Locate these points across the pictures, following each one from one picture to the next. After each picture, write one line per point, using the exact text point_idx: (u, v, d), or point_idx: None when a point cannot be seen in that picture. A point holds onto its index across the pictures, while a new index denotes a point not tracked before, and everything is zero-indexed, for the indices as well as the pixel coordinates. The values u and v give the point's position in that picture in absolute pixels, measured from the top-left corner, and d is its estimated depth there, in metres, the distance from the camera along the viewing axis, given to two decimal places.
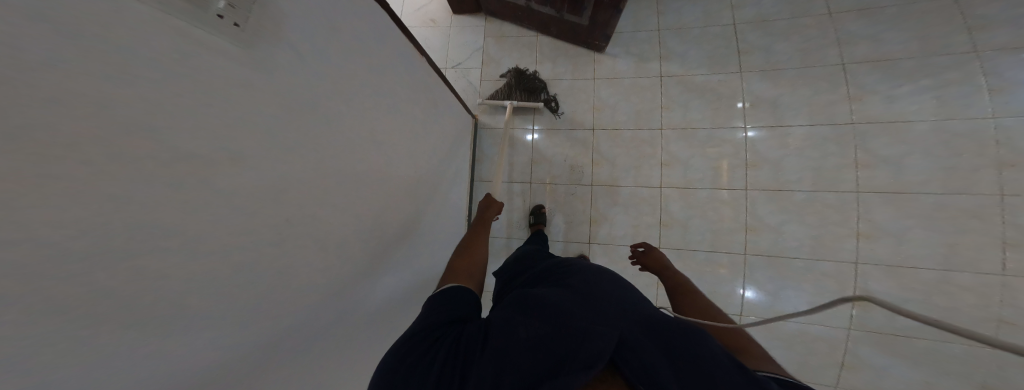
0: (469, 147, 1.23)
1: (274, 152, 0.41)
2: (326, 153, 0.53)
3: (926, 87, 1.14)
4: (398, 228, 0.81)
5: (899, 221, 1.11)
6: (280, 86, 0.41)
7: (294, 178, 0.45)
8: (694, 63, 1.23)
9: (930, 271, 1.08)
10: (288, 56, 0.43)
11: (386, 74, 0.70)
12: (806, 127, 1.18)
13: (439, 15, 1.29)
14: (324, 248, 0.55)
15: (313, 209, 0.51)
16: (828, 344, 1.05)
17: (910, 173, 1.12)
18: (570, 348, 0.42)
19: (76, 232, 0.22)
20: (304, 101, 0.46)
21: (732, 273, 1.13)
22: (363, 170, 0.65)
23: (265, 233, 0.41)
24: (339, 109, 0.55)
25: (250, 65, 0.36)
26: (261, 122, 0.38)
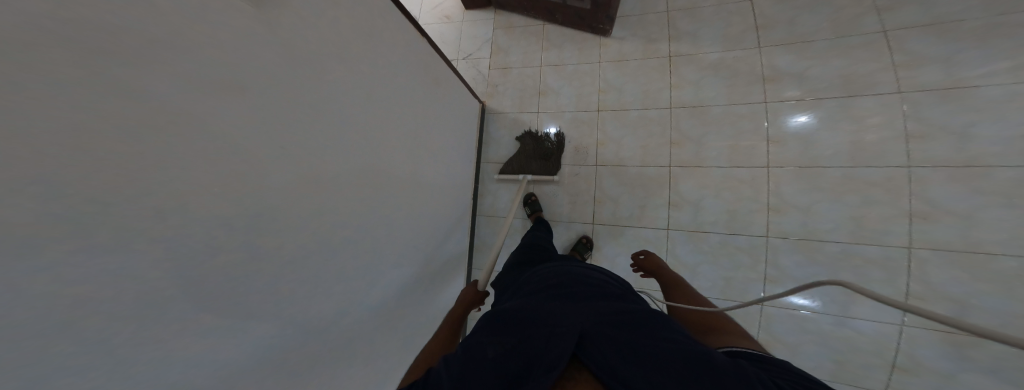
0: (477, 130, 1.27)
1: (277, 98, 0.46)
2: (332, 110, 0.58)
3: (994, 49, 0.99)
4: (404, 197, 0.85)
5: (970, 200, 0.93)
6: (284, 43, 0.47)
7: (296, 120, 0.50)
8: (706, 41, 1.20)
9: (1017, 261, 0.88)
10: (295, 19, 0.49)
11: (398, 52, 0.78)
12: (838, 99, 1.07)
13: (454, 12, 1.39)
14: (334, 198, 0.60)
15: (322, 153, 0.56)
16: (874, 343, 0.89)
17: (980, 144, 0.95)
18: (538, 352, 0.48)
19: (125, 128, 0.29)
20: (308, 56, 0.52)
21: (752, 257, 1.04)
22: (374, 136, 0.72)
23: (269, 165, 0.46)
24: (348, 70, 0.61)
25: (263, 24, 0.43)
26: (265, 71, 0.44)
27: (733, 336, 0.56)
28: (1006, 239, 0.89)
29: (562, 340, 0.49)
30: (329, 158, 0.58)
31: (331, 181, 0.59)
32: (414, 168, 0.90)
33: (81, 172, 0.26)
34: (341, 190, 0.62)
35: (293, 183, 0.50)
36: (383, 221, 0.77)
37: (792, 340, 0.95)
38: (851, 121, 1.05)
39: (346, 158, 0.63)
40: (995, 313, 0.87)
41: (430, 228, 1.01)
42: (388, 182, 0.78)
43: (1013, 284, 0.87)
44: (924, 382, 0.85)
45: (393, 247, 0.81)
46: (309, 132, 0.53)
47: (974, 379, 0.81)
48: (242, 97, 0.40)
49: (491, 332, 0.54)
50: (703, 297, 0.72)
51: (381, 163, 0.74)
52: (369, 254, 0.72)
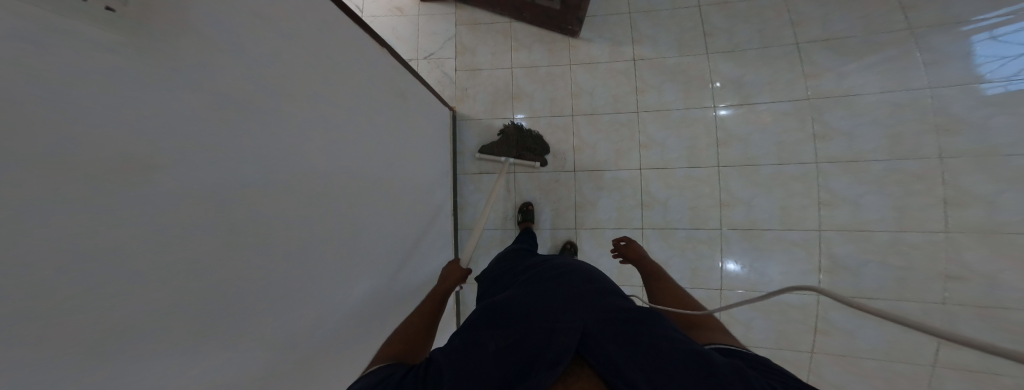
0: (450, 140, 1.19)
1: (207, 165, 0.32)
2: (285, 150, 0.45)
3: (869, 64, 1.23)
4: (378, 232, 0.74)
5: (855, 188, 1.18)
6: (207, 84, 0.33)
7: (236, 184, 0.36)
8: (664, 47, 1.21)
9: (884, 233, 1.16)
10: (215, 44, 0.34)
11: (354, 64, 0.63)
12: (768, 104, 1.21)
13: (405, 3, 1.21)
14: (290, 266, 0.47)
15: (273, 218, 0.43)
16: (801, 311, 1.11)
17: (862, 142, 1.19)
18: (542, 346, 0.49)
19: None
20: (241, 91, 0.37)
21: (710, 247, 1.18)
22: (339, 171, 0.59)
23: (198, 261, 0.32)
24: (292, 95, 0.47)
25: (181, 68, 0.30)
26: (180, 130, 0.30)
27: (716, 333, 0.62)
28: (878, 217, 1.16)
29: (563, 334, 0.50)
30: (286, 217, 0.46)
31: (284, 245, 0.46)
32: (389, 196, 0.79)
33: None
34: (299, 252, 0.49)
35: (234, 271, 0.37)
36: (358, 263, 0.66)
37: (745, 317, 1.15)
38: (779, 123, 1.21)
39: (307, 209, 0.50)
40: (873, 276, 1.14)
41: (411, 257, 0.91)
42: (359, 223, 0.66)
43: (885, 252, 1.15)
44: (834, 337, 1.09)
45: (371, 292, 0.70)
46: (256, 191, 0.40)
47: (865, 328, 1.07)
48: (152, 178, 0.27)
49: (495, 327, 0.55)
50: (684, 291, 0.76)
51: (346, 205, 0.62)
52: (350, 307, 0.62)
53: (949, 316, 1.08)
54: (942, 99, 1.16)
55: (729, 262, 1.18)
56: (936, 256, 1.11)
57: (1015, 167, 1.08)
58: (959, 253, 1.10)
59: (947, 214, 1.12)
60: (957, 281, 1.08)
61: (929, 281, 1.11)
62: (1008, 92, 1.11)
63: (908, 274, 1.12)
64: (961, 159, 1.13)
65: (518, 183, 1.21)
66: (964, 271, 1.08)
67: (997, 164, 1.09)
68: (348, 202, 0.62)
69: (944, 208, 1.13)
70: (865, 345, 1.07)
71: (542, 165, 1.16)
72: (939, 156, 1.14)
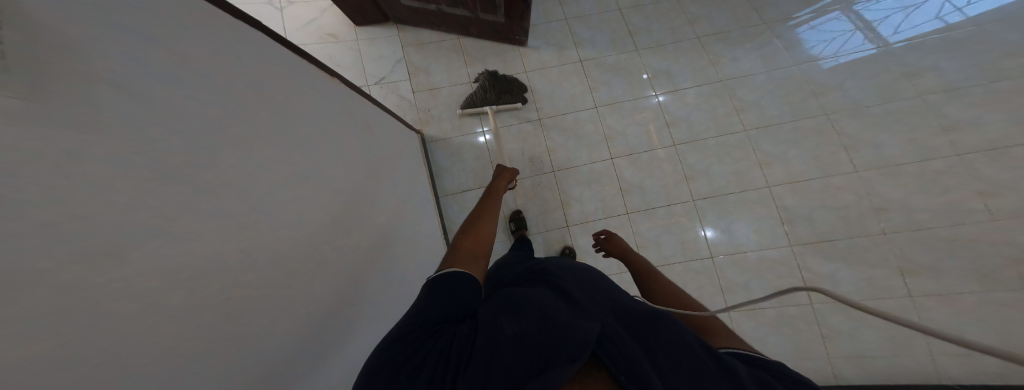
0: (424, 163, 1.10)
1: (122, 236, 0.21)
2: (211, 172, 0.31)
3: (753, 48, 1.33)
4: (340, 281, 0.56)
5: (779, 147, 1.26)
6: (99, 113, 0.21)
7: (138, 244, 0.22)
8: (602, 47, 1.23)
9: (816, 180, 1.25)
10: (118, 71, 0.23)
11: (280, 63, 0.51)
12: (695, 88, 1.26)
13: (339, 29, 1.10)
14: (217, 358, 0.30)
15: (186, 291, 0.27)
16: (785, 264, 1.19)
17: (772, 110, 1.30)
18: (560, 337, 0.39)
19: None
20: (152, 118, 0.25)
21: (690, 220, 1.18)
22: (280, 188, 0.44)
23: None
24: (203, 98, 0.32)
25: (120, 122, 0.22)
26: (49, 182, 0.17)
27: (724, 335, 0.49)
28: (806, 168, 1.26)
29: (579, 330, 0.40)
30: (212, 280, 0.30)
31: (208, 329, 0.29)
32: (361, 223, 0.66)
33: None
34: (229, 331, 0.32)
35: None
36: (310, 333, 0.47)
37: (744, 281, 1.16)
38: (708, 102, 1.26)
39: (239, 254, 0.34)
40: (824, 221, 1.21)
41: (390, 304, 0.73)
42: (313, 270, 0.49)
43: (824, 197, 1.24)
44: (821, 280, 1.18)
45: (324, 372, 0.50)
46: (165, 250, 0.25)
47: (840, 270, 1.18)
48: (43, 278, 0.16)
49: (502, 312, 0.45)
50: (680, 289, 0.62)
51: (294, 247, 0.45)
52: (316, 377, 0.48)
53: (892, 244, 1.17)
54: (807, 73, 1.37)
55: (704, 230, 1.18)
56: (860, 194, 1.22)
57: (878, 113, 1.28)
58: (874, 188, 1.22)
59: (852, 157, 1.26)
60: (885, 211, 1.20)
61: (864, 215, 1.21)
62: (839, 63, 1.36)
63: (846, 216, 1.22)
64: (840, 113, 1.31)
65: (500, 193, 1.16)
66: (886, 200, 1.21)
67: (864, 112, 1.30)
68: (304, 228, 0.48)
69: (847, 153, 1.27)
70: (845, 283, 1.17)
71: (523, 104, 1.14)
72: (824, 113, 1.31)
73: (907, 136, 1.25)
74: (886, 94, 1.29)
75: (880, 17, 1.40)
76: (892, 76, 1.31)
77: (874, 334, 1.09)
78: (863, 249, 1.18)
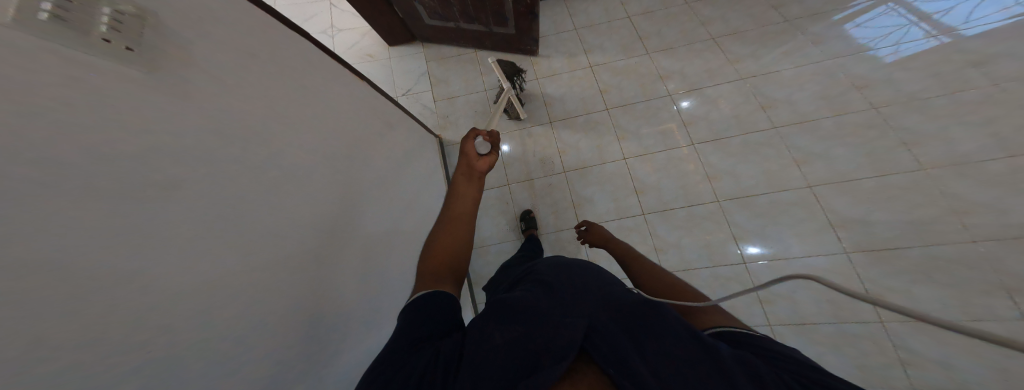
0: (441, 164, 1.17)
1: (202, 162, 0.32)
2: (239, 134, 0.38)
3: (777, 44, 1.26)
4: (353, 257, 0.60)
5: (816, 143, 1.08)
6: (182, 82, 0.32)
7: (178, 171, 0.29)
8: (612, 52, 1.27)
9: (868, 179, 1.02)
10: (202, 61, 0.35)
11: (327, 62, 0.62)
12: (714, 86, 1.21)
13: (375, 50, 1.28)
14: (230, 305, 0.33)
15: (209, 228, 0.31)
16: (839, 275, 0.97)
17: (802, 106, 1.14)
18: (548, 340, 0.35)
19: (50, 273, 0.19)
20: (223, 93, 0.36)
21: (716, 223, 1.06)
22: (308, 154, 0.52)
23: (90, 288, 0.22)
24: (244, 75, 0.40)
25: (200, 90, 0.33)
26: (123, 117, 0.25)
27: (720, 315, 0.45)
28: (855, 167, 1.04)
29: (566, 329, 0.36)
30: (254, 215, 0.38)
31: (225, 267, 0.33)
32: (379, 202, 0.73)
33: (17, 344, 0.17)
34: (249, 278, 0.36)
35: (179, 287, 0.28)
36: (320, 309, 0.49)
37: (787, 290, 1.02)
38: (730, 98, 1.19)
39: (261, 203, 0.40)
40: (888, 225, 0.97)
41: (396, 292, 0.75)
42: (337, 231, 0.55)
43: (873, 198, 1.00)
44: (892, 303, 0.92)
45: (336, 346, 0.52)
46: (190, 188, 0.30)
47: (918, 285, 0.91)
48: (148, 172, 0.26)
49: (486, 320, 0.40)
50: (662, 268, 0.59)
51: (321, 210, 0.52)
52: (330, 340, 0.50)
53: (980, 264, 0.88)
54: (844, 70, 1.17)
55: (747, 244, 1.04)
56: (931, 194, 0.96)
57: (941, 106, 1.04)
58: (950, 186, 0.95)
59: (914, 153, 1.01)
60: (970, 214, 0.91)
61: (938, 219, 0.94)
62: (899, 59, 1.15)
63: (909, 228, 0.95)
64: (890, 108, 1.09)
65: (511, 192, 1.18)
66: (970, 203, 0.93)
67: (920, 107, 1.07)
68: (326, 189, 0.55)
69: (906, 149, 1.02)
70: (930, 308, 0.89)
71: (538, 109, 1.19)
72: (872, 107, 1.10)
73: (990, 131, 0.98)
74: (945, 85, 1.07)
75: (943, 9, 1.18)
76: (954, 66, 1.09)
77: (975, 366, 0.87)
78: (947, 260, 0.91)
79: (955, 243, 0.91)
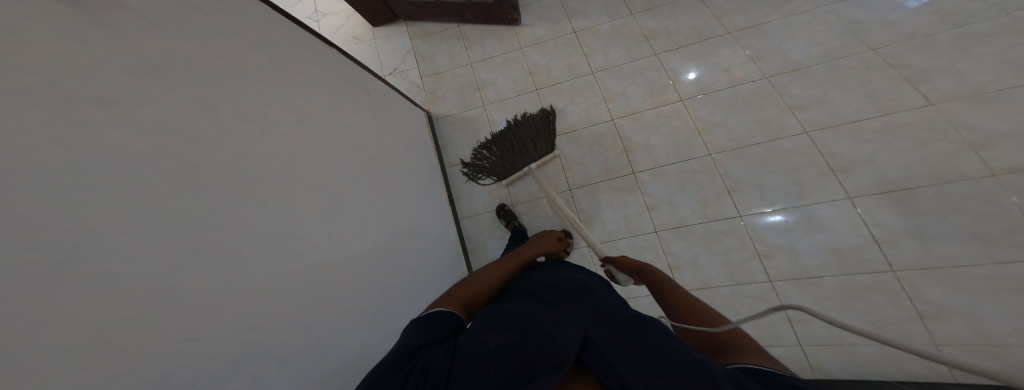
0: (429, 137, 1.21)
1: (179, 88, 0.38)
2: (190, 76, 0.41)
3: None
4: (327, 217, 0.60)
5: (814, 89, 1.03)
6: (158, 26, 0.39)
7: (164, 90, 0.36)
8: (595, 16, 1.25)
9: (872, 121, 0.96)
10: (173, 11, 0.42)
11: (284, 26, 0.66)
12: (703, 40, 1.16)
13: (361, 32, 1.32)
14: (197, 241, 0.34)
15: (193, 141, 0.38)
16: (844, 221, 0.92)
17: (796, 53, 1.08)
18: (542, 347, 0.35)
19: (78, 130, 0.26)
20: (191, 37, 0.43)
21: (710, 176, 1.02)
22: (268, 97, 0.55)
23: (79, 165, 0.26)
24: (176, 20, 0.42)
25: (166, 29, 0.40)
26: (118, 44, 0.33)
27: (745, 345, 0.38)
28: (855, 107, 0.98)
29: (558, 337, 0.36)
30: (227, 136, 0.44)
31: (182, 197, 0.34)
32: (353, 158, 0.76)
33: (57, 168, 0.24)
34: (209, 211, 0.37)
35: (188, 176, 0.36)
36: (297, 261, 0.49)
37: (786, 242, 0.94)
38: (716, 54, 1.14)
39: (213, 137, 0.41)
40: (895, 167, 0.91)
41: (393, 255, 0.78)
42: (296, 176, 0.57)
43: (880, 139, 0.94)
44: (905, 247, 0.87)
45: (325, 298, 0.53)
46: (158, 109, 0.35)
47: (929, 226, 0.86)
48: (141, 85, 0.34)
49: (480, 327, 0.40)
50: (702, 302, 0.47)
51: (280, 155, 0.54)
52: (323, 269, 0.54)
53: (1002, 195, 0.82)
54: (844, 12, 1.09)
55: (766, 208, 0.97)
56: (942, 129, 0.90)
57: (947, 41, 0.96)
58: (963, 119, 0.89)
59: (921, 90, 0.94)
60: (986, 147, 0.86)
61: (951, 156, 0.88)
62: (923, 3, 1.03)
63: (917, 168, 0.89)
64: (894, 45, 1.01)
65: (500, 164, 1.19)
66: (986, 135, 0.86)
67: (930, 42, 0.98)
68: (291, 136, 0.58)
69: (913, 86, 0.96)
70: (944, 249, 0.84)
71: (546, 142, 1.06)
72: (870, 48, 1.03)
73: (1008, 58, 0.90)
74: (954, 17, 0.99)
75: None
76: (958, 1, 1.00)
77: None
78: (963, 197, 0.85)
79: (973, 178, 0.85)
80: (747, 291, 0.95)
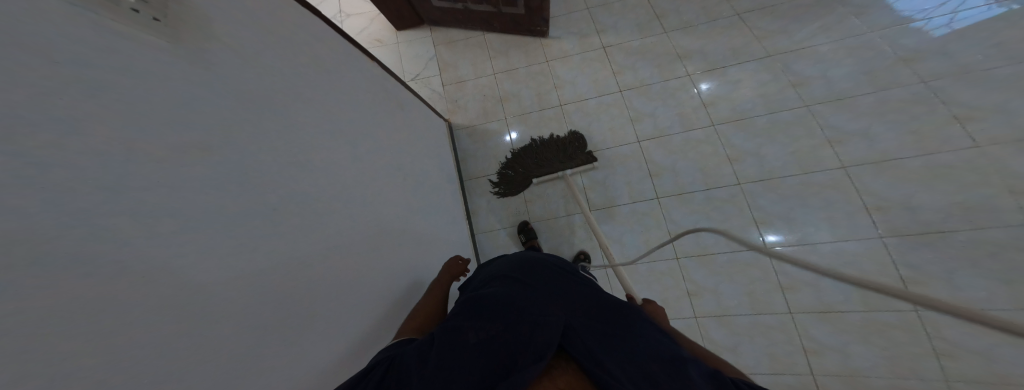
0: (450, 148, 1.20)
1: (235, 136, 0.39)
2: (241, 130, 0.40)
3: (815, 17, 1.14)
4: (365, 252, 0.62)
5: (854, 121, 1.02)
6: (216, 71, 0.38)
7: (224, 143, 0.36)
8: (626, 32, 1.21)
9: (913, 159, 0.95)
10: (228, 53, 0.41)
11: (319, 56, 0.64)
12: (739, 65, 1.13)
13: (384, 35, 1.29)
14: (209, 283, 0.31)
15: (245, 197, 0.38)
16: (872, 260, 0.91)
17: (841, 81, 1.07)
18: (527, 340, 0.42)
19: (147, 208, 0.27)
20: (243, 80, 0.42)
21: (737, 206, 1.03)
22: (303, 133, 0.54)
23: (146, 246, 0.26)
24: (216, 50, 0.39)
25: (225, 77, 0.39)
26: (189, 99, 0.33)
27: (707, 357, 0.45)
28: (897, 144, 0.97)
29: (543, 332, 0.43)
30: (275, 185, 0.44)
31: (199, 238, 0.31)
32: (386, 184, 0.77)
33: (124, 256, 0.24)
34: (259, 266, 0.37)
35: (242, 229, 0.36)
36: (328, 306, 0.49)
37: (811, 277, 0.95)
38: (754, 78, 1.11)
39: (253, 192, 0.40)
40: (928, 206, 0.91)
41: (417, 279, 0.79)
42: (338, 213, 0.57)
43: (917, 177, 0.93)
44: (933, 288, 0.86)
45: (353, 338, 0.53)
46: (217, 166, 0.35)
47: (958, 270, 0.85)
48: (205, 141, 0.34)
49: (472, 320, 0.48)
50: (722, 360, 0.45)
51: (318, 192, 0.54)
52: (356, 306, 0.56)
53: None
54: (897, 41, 1.06)
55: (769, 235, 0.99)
56: (983, 171, 0.89)
57: (1000, 77, 0.95)
58: (1006, 163, 0.88)
59: (968, 129, 0.94)
60: None
61: (992, 200, 0.87)
62: (953, 30, 1.03)
63: (954, 210, 0.89)
64: (945, 79, 0.99)
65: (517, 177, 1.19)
66: None
67: (984, 76, 0.97)
68: (327, 172, 0.58)
69: (959, 124, 0.95)
70: (973, 294, 0.83)
71: (581, 154, 1.08)
72: (922, 79, 1.00)
73: None
74: (1011, 52, 0.96)
75: None
76: (1011, 37, 0.98)
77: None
78: (995, 243, 0.84)
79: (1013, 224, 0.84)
80: (765, 321, 0.95)
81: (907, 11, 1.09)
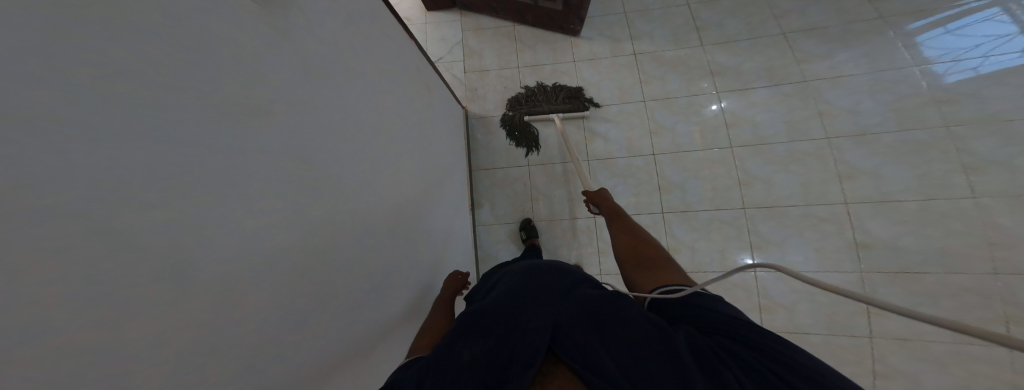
0: (463, 136, 1.19)
1: (295, 162, 0.41)
2: (303, 156, 0.43)
3: (857, 47, 1.11)
4: (393, 253, 0.68)
5: (868, 159, 1.04)
6: (286, 98, 0.40)
7: (287, 172, 0.39)
8: (661, 41, 1.18)
9: (912, 202, 0.99)
10: (295, 77, 0.43)
11: (369, 65, 0.65)
12: (769, 88, 1.11)
13: (412, 13, 1.27)
14: (259, 292, 0.34)
15: (304, 219, 0.42)
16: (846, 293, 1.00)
17: (868, 117, 1.06)
18: (516, 352, 0.38)
19: (232, 245, 0.30)
20: (308, 101, 0.45)
21: (736, 229, 1.08)
22: (353, 147, 0.57)
23: (229, 276, 0.30)
24: (285, 76, 0.40)
25: (292, 100, 0.41)
26: (263, 133, 0.35)
27: (665, 272, 0.50)
28: (903, 186, 1.01)
29: (530, 337, 0.39)
30: (335, 200, 0.49)
31: (257, 254, 0.33)
32: (413, 186, 0.80)
33: (214, 288, 0.28)
34: (307, 278, 0.42)
35: (300, 248, 0.41)
36: (352, 307, 0.54)
37: (788, 300, 1.05)
38: (782, 103, 1.10)
39: (309, 215, 0.43)
40: (911, 250, 0.97)
41: (426, 274, 0.85)
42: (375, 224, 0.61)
43: (910, 221, 0.99)
44: (891, 320, 0.98)
45: (366, 337, 0.59)
46: (281, 197, 0.38)
47: (921, 309, 0.94)
48: (271, 174, 0.36)
49: (458, 333, 0.44)
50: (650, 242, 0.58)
51: (363, 204, 0.58)
52: (374, 303, 0.61)
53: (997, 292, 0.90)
54: (937, 81, 1.04)
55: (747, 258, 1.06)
56: (973, 222, 0.95)
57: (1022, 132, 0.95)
58: (994, 218, 0.94)
59: (972, 179, 0.96)
60: (1005, 248, 0.91)
61: (970, 251, 0.94)
62: (980, 75, 1.01)
63: (934, 256, 0.95)
64: (968, 126, 0.99)
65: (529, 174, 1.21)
66: (1009, 236, 0.92)
67: (1011, 129, 0.96)
68: (371, 184, 0.61)
69: (966, 174, 0.97)
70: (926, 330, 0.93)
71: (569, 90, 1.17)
72: (945, 124, 1.01)
73: None
74: None
75: None
76: None
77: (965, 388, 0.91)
78: (961, 288, 0.93)
79: (981, 274, 0.92)
80: None
81: (951, 49, 1.05)
